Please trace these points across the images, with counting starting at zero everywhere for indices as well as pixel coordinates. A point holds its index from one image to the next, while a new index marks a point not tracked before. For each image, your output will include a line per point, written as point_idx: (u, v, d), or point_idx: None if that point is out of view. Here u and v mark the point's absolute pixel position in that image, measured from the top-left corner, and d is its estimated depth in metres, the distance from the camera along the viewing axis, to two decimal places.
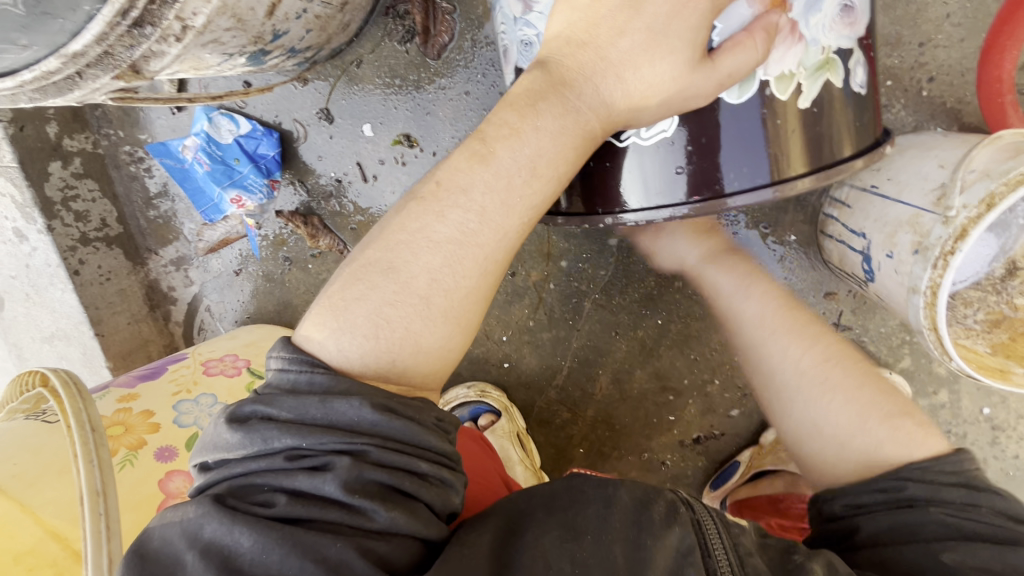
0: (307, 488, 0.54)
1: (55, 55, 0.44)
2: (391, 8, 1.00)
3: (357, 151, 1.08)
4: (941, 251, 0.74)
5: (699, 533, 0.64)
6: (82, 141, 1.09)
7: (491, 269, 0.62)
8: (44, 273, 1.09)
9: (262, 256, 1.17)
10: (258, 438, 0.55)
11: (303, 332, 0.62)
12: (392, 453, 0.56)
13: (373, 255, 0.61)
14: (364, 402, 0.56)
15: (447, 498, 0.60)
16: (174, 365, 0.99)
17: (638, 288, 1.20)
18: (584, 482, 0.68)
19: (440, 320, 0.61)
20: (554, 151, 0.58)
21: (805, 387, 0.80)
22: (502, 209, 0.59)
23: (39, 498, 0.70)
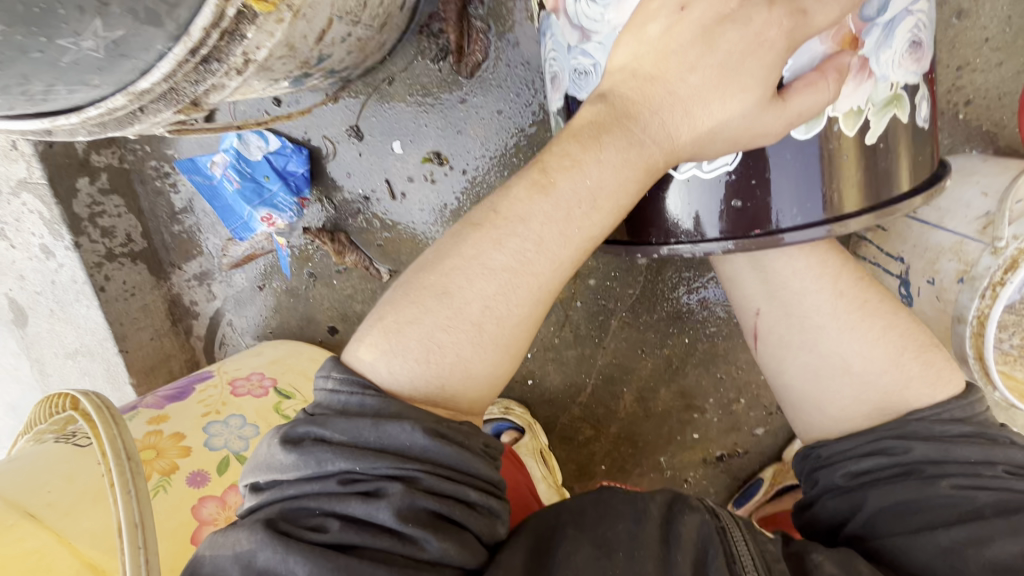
0: (360, 513, 0.53)
1: (122, 93, 0.44)
2: (425, 27, 0.99)
3: (385, 168, 1.07)
4: (991, 282, 0.75)
5: (723, 538, 0.65)
6: (108, 156, 1.07)
7: (543, 298, 0.61)
8: (70, 289, 1.08)
9: (289, 274, 1.16)
10: (312, 460, 0.54)
11: (356, 353, 0.61)
12: (444, 480, 0.55)
13: (424, 279, 0.61)
14: (418, 427, 0.55)
15: (494, 528, 0.59)
16: (200, 384, 0.97)
17: (665, 306, 1.20)
18: (612, 496, 0.68)
19: (490, 347, 0.60)
20: (618, 182, 0.58)
21: (831, 315, 0.74)
22: (561, 240, 0.59)
23: (75, 528, 0.67)
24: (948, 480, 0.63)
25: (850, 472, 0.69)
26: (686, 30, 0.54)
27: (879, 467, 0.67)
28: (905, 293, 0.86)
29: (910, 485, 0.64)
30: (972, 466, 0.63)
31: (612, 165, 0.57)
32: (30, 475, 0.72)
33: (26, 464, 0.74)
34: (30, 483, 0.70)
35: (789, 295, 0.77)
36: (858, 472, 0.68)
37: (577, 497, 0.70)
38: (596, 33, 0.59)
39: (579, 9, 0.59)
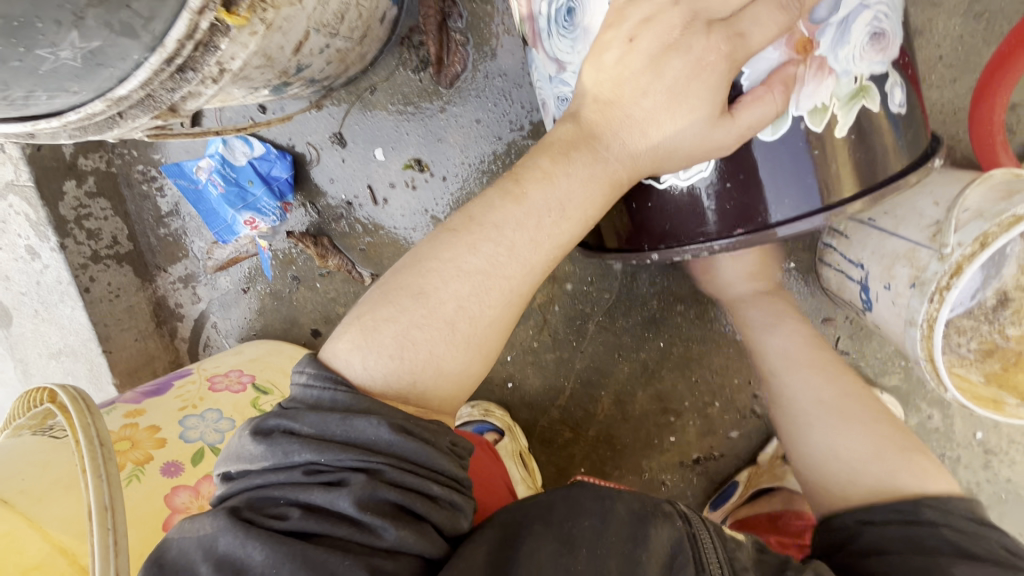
0: (321, 502, 0.55)
1: (100, 99, 0.46)
2: (406, 38, 1.02)
3: (368, 174, 1.10)
4: (937, 286, 0.77)
5: (695, 546, 0.68)
6: (96, 160, 1.10)
7: (515, 302, 0.64)
8: (54, 290, 1.09)
9: (272, 276, 1.18)
10: (279, 451, 0.57)
11: (332, 349, 0.64)
12: (407, 474, 0.57)
13: (401, 279, 0.64)
14: (382, 421, 0.57)
15: (456, 522, 0.61)
16: (178, 380, 0.99)
17: (642, 310, 1.22)
18: (581, 492, 0.70)
19: (462, 346, 0.63)
20: (574, 189, 0.61)
21: (824, 414, 0.85)
22: (530, 245, 0.62)
23: (46, 514, 0.69)
24: (948, 529, 0.69)
25: (856, 517, 0.76)
26: (636, 59, 0.57)
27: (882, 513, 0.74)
28: (866, 298, 0.92)
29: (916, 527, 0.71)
30: (974, 530, 0.69)
31: (569, 172, 0.60)
32: (5, 465, 0.74)
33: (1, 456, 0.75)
34: (4, 472, 0.72)
35: (798, 395, 0.88)
36: (863, 517, 0.75)
37: (547, 492, 0.71)
38: (570, 64, 0.62)
39: (552, 44, 0.62)
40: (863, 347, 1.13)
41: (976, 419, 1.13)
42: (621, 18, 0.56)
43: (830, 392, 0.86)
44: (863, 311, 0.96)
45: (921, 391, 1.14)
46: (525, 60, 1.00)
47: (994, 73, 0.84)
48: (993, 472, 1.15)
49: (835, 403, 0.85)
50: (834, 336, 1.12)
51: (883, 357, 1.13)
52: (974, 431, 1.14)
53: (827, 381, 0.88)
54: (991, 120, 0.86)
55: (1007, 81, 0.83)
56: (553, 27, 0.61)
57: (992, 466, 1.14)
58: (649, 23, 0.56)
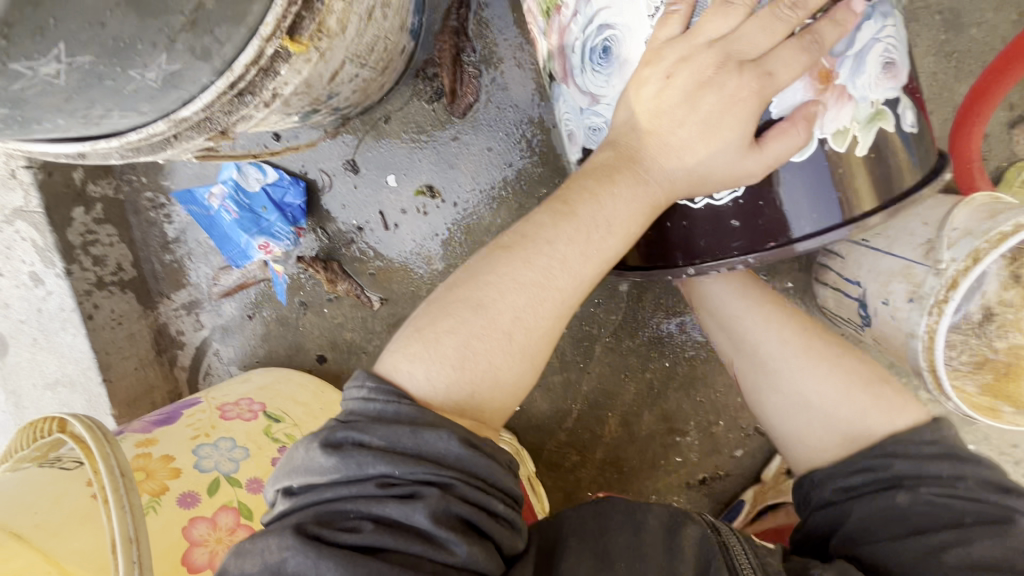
0: (397, 516, 0.55)
1: (164, 119, 0.48)
2: (421, 70, 1.06)
3: (380, 200, 1.12)
4: (935, 300, 0.82)
5: (725, 551, 0.71)
6: (104, 186, 1.09)
7: (564, 313, 0.67)
8: (56, 318, 1.06)
9: (285, 303, 1.18)
10: (352, 464, 0.56)
11: (392, 362, 0.64)
12: (474, 489, 0.58)
13: (458, 293, 0.65)
14: (453, 435, 0.58)
15: (515, 541, 0.61)
16: (189, 410, 0.96)
17: (647, 331, 1.24)
18: (611, 508, 0.73)
19: (519, 356, 0.65)
20: (614, 207, 0.64)
21: (790, 359, 0.86)
22: (580, 258, 0.65)
23: (64, 548, 0.67)
24: (926, 488, 0.73)
25: (837, 488, 0.78)
26: (674, 93, 0.61)
27: (864, 484, 0.77)
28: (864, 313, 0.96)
29: (892, 493, 0.74)
30: (950, 475, 0.73)
31: (613, 194, 0.64)
32: (15, 498, 0.71)
33: (8, 490, 0.72)
34: (15, 505, 0.69)
35: (760, 338, 0.89)
36: (843, 488, 0.78)
37: (575, 510, 0.74)
38: (604, 96, 0.66)
39: (585, 78, 0.66)
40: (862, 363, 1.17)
41: (968, 431, 1.18)
42: (659, 56, 0.60)
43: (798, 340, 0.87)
44: (861, 331, 1.01)
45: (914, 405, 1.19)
46: (536, 92, 1.05)
47: (971, 105, 0.90)
48: None
49: (784, 353, 0.87)
50: None
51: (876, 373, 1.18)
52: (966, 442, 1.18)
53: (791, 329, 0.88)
54: (970, 149, 0.93)
55: (982, 113, 0.90)
56: (586, 62, 0.65)
57: None
58: (682, 55, 0.60)
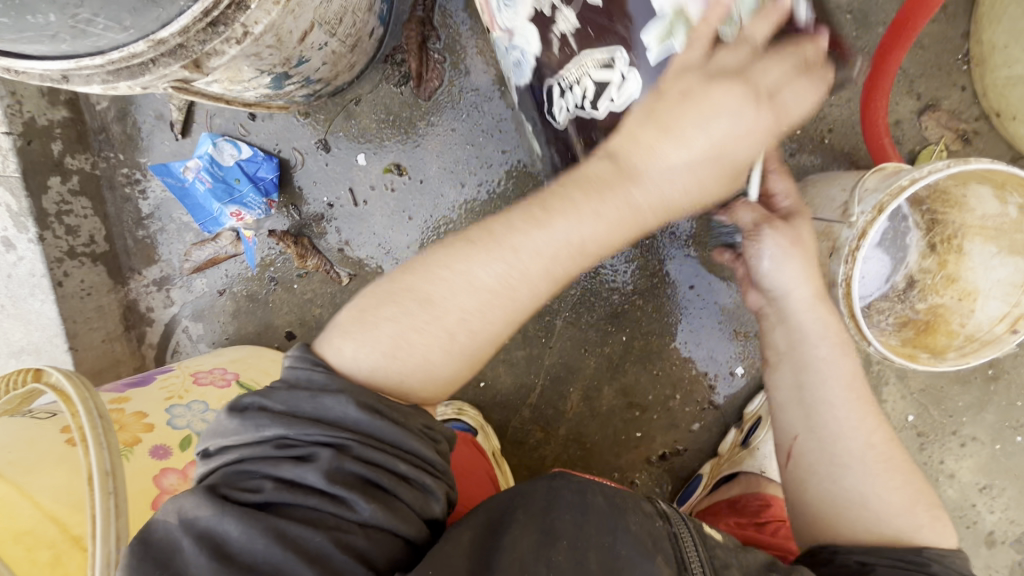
0: (293, 476, 0.58)
1: (144, 40, 0.54)
2: (389, 56, 1.14)
3: (350, 177, 1.19)
4: (850, 247, 0.90)
5: (676, 544, 0.70)
6: (82, 161, 1.14)
7: (514, 321, 0.70)
8: (25, 283, 1.09)
9: (256, 268, 1.21)
10: (252, 426, 0.60)
11: (330, 346, 0.68)
12: (374, 450, 0.61)
13: (410, 281, 0.69)
14: (351, 401, 0.62)
15: (427, 505, 0.63)
16: (163, 375, 0.98)
17: (604, 307, 1.31)
18: (563, 485, 0.73)
19: (453, 353, 0.69)
20: (589, 214, 0.66)
21: (864, 460, 0.78)
22: (543, 273, 0.67)
23: (37, 484, 0.69)
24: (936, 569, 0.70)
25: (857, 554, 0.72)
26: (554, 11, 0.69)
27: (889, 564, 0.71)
28: None
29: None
30: None
31: (590, 201, 0.66)
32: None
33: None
34: None
35: (833, 421, 0.80)
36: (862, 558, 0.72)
37: (531, 483, 0.75)
38: (517, 30, 0.77)
39: (503, 17, 0.78)
40: None
41: (908, 402, 1.24)
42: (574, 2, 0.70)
43: (867, 431, 0.80)
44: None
45: None
46: (496, 78, 1.14)
47: (873, 84, 1.02)
48: (929, 454, 1.24)
49: (852, 446, 0.79)
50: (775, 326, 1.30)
51: None
52: (907, 413, 1.24)
53: (867, 419, 0.80)
54: (876, 123, 1.05)
55: (882, 91, 1.01)
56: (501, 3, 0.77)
57: (925, 446, 1.24)
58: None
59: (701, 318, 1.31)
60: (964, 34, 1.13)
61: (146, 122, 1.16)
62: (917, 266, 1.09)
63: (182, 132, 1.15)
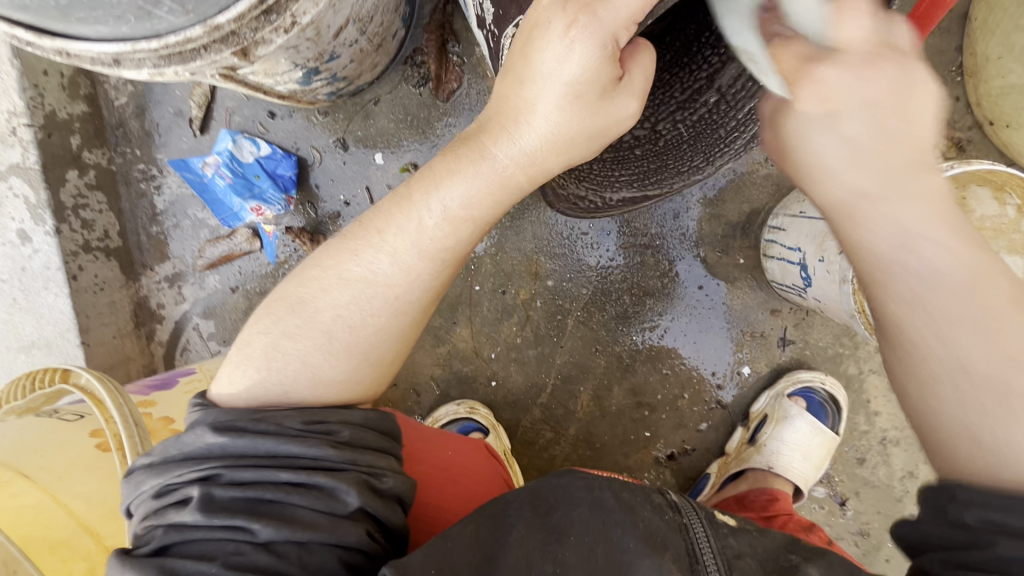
0: (175, 522, 0.55)
1: (201, 24, 0.55)
2: (410, 58, 1.16)
3: (367, 176, 1.20)
4: None
5: (686, 534, 0.66)
6: (99, 156, 1.14)
7: (403, 310, 0.67)
8: (39, 276, 1.08)
9: (279, 261, 1.20)
10: (133, 485, 0.59)
11: (219, 383, 0.65)
12: (246, 469, 0.56)
13: (288, 291, 0.68)
14: (208, 428, 0.58)
15: (333, 501, 0.57)
16: (185, 376, 0.97)
17: (615, 306, 1.33)
18: (571, 483, 0.72)
19: (342, 355, 0.65)
20: (457, 189, 0.64)
21: (962, 372, 0.50)
22: (415, 248, 0.65)
23: (70, 492, 0.68)
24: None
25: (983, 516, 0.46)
26: None
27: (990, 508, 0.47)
28: (806, 276, 1.10)
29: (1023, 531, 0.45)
30: None
31: (454, 179, 0.64)
32: (21, 441, 0.71)
33: (12, 433, 0.73)
34: (20, 448, 0.70)
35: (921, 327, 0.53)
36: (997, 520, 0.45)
37: (539, 480, 0.73)
38: None
39: None
40: (806, 335, 1.34)
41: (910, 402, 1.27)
42: None
43: (969, 332, 0.51)
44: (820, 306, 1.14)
45: (840, 368, 1.35)
46: None
47: None
48: None
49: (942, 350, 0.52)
50: (781, 326, 1.33)
51: (826, 344, 1.34)
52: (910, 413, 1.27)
53: (964, 308, 0.51)
54: None
55: None
56: None
57: None
58: None
59: (699, 320, 1.33)
60: (957, 47, 1.18)
61: (164, 119, 1.16)
62: None
63: (200, 129, 1.16)
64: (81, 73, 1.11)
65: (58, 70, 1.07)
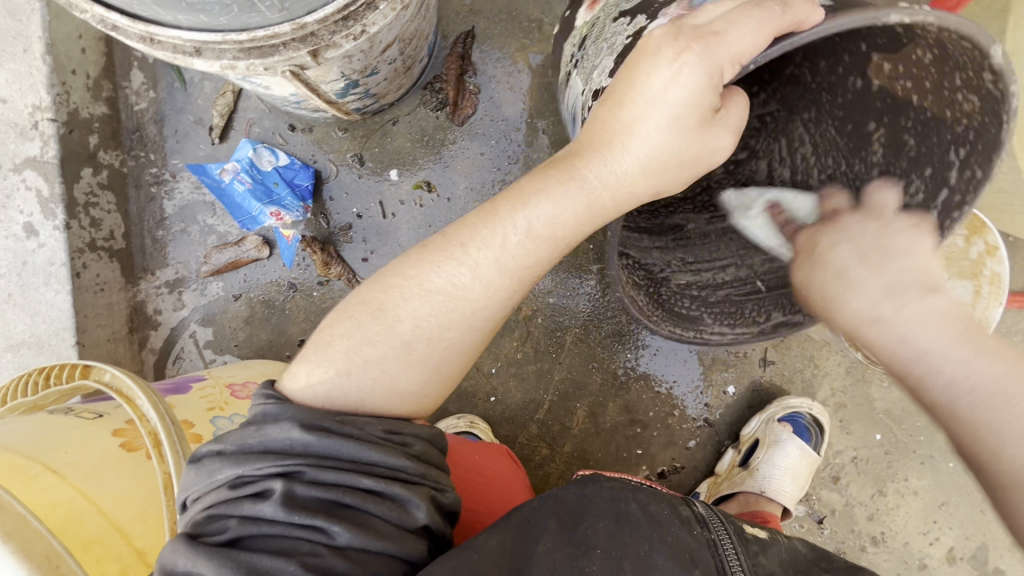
0: (250, 514, 0.54)
1: (289, 22, 0.62)
2: (429, 85, 1.24)
3: (380, 191, 1.23)
4: None
5: (716, 553, 0.67)
6: (113, 157, 1.15)
7: (476, 326, 0.68)
8: (41, 272, 1.06)
9: (294, 265, 1.21)
10: (204, 472, 0.57)
11: (292, 379, 0.64)
12: (329, 471, 0.56)
13: (366, 296, 0.68)
14: (294, 425, 0.57)
15: (405, 513, 0.57)
16: (198, 383, 0.94)
17: (611, 324, 1.39)
18: (597, 493, 0.68)
19: (416, 364, 0.66)
20: (553, 213, 0.65)
21: None
22: (496, 267, 0.66)
23: (99, 489, 0.65)
24: None
25: None
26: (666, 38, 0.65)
27: None
28: None
29: None
30: None
31: (552, 200, 0.65)
32: (39, 436, 0.68)
33: (29, 428, 0.69)
34: (42, 443, 0.67)
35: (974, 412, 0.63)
36: None
37: (561, 486, 0.69)
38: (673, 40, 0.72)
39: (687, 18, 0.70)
40: (784, 356, 1.43)
41: (874, 423, 1.45)
42: None
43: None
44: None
45: (817, 392, 1.44)
46: (524, 109, 1.24)
47: None
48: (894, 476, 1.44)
49: None
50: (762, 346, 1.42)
51: (800, 366, 1.44)
52: (874, 432, 1.44)
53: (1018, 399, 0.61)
54: None
55: None
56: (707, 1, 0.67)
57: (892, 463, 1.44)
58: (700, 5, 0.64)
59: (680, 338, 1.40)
60: None
61: (182, 126, 1.18)
62: None
63: (218, 137, 1.18)
64: (105, 77, 1.14)
65: (85, 71, 1.10)
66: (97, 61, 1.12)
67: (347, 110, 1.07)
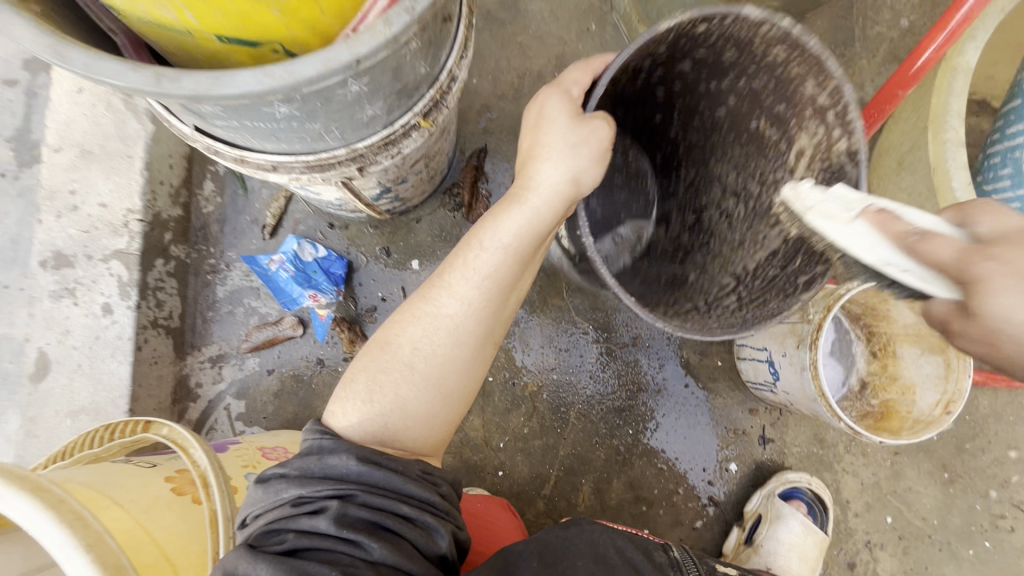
0: (307, 527, 0.64)
1: (345, 147, 0.83)
2: (449, 189, 1.45)
3: (403, 278, 1.41)
4: (810, 337, 1.14)
5: None
6: (181, 250, 1.36)
7: (464, 342, 0.81)
8: (109, 345, 1.23)
9: (326, 340, 1.36)
10: (271, 491, 0.68)
11: (332, 414, 0.79)
12: (377, 496, 0.67)
13: (380, 334, 0.84)
14: (352, 456, 0.69)
15: (431, 541, 0.69)
16: (233, 446, 1.04)
17: (611, 401, 1.47)
18: (577, 533, 0.76)
19: (420, 383, 0.79)
20: (505, 228, 0.79)
21: None
22: (467, 282, 0.80)
23: (154, 522, 0.75)
24: None
25: None
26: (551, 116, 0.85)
27: None
28: (773, 369, 1.28)
29: None
30: None
31: (501, 218, 0.80)
32: (103, 478, 0.78)
33: (95, 472, 0.80)
34: (108, 483, 0.77)
35: None
36: None
37: (547, 532, 0.76)
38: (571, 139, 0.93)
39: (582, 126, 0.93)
40: (783, 434, 1.48)
41: (883, 505, 1.45)
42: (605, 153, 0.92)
43: None
44: (789, 402, 1.32)
45: (821, 470, 1.46)
46: None
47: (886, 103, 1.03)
48: (910, 557, 1.43)
49: None
50: (760, 424, 1.47)
51: (800, 444, 1.48)
52: (884, 515, 1.44)
53: None
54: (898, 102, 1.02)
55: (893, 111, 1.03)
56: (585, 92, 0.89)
57: (907, 549, 1.43)
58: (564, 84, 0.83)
59: (681, 414, 1.47)
60: None
61: (241, 224, 1.40)
62: (866, 369, 1.34)
63: (268, 234, 1.39)
64: (183, 186, 1.37)
65: (170, 182, 1.34)
66: (179, 173, 1.36)
67: (381, 212, 1.29)
